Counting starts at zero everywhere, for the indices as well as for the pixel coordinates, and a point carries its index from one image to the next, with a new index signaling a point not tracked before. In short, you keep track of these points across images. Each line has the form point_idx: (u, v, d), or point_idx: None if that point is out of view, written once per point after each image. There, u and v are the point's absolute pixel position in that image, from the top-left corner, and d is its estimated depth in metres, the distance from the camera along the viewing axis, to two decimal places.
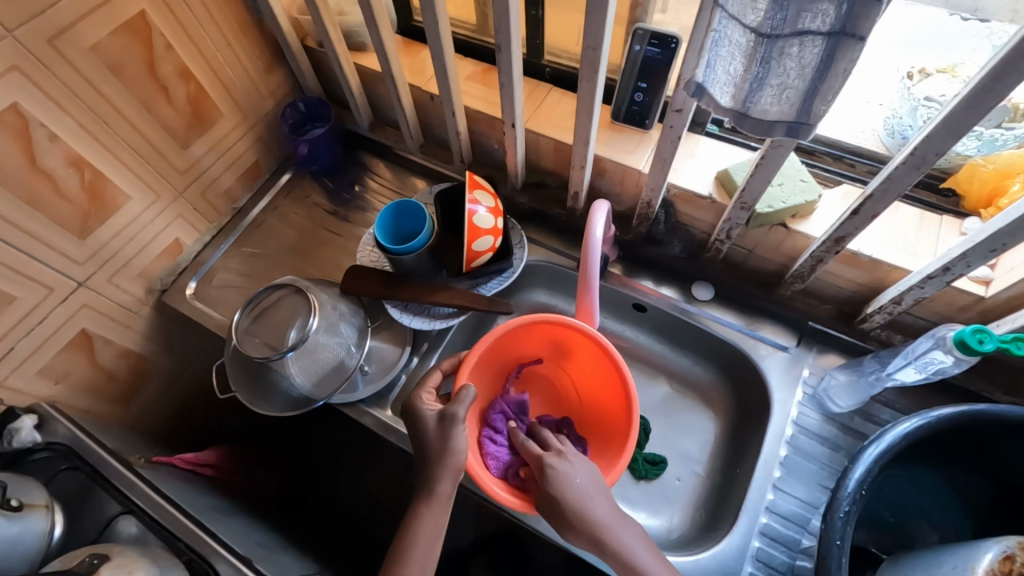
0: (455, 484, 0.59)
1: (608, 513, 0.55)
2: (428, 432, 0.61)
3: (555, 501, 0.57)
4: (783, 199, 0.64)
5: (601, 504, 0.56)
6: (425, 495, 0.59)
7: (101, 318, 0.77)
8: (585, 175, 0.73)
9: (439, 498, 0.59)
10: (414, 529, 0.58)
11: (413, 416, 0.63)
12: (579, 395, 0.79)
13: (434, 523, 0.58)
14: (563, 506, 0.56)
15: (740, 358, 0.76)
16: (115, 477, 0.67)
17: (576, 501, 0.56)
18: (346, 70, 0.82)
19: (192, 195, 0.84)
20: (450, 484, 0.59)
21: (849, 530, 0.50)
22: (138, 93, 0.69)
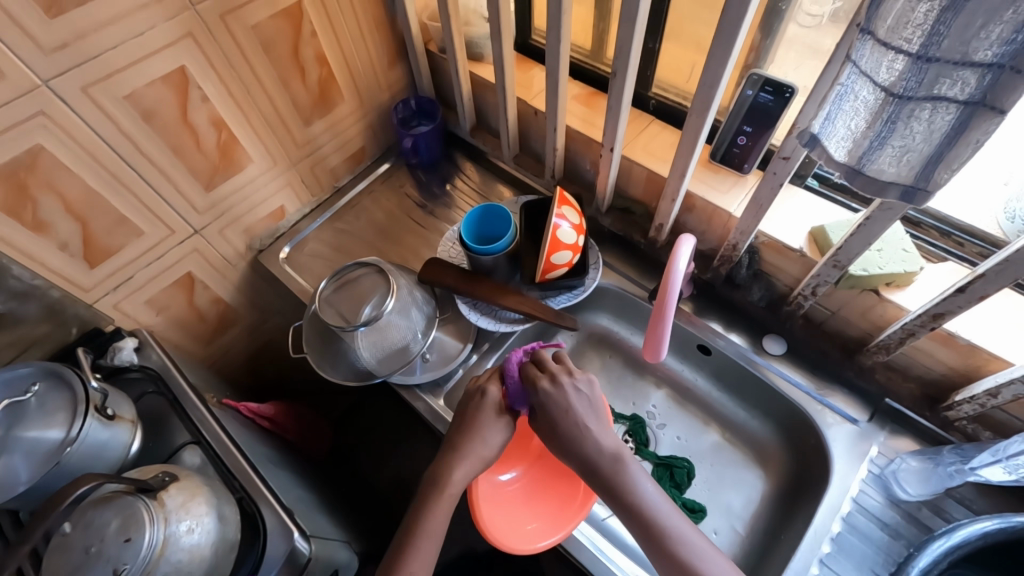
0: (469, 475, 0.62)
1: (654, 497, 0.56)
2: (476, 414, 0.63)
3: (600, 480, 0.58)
4: (880, 265, 0.62)
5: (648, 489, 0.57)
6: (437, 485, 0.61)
7: (205, 264, 0.85)
8: (673, 208, 0.73)
9: (450, 492, 0.61)
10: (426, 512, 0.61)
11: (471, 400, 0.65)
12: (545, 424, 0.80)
13: (440, 520, 0.61)
14: (616, 494, 0.57)
15: (804, 420, 0.73)
16: (191, 408, 0.74)
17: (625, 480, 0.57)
18: (462, 76, 0.87)
19: (303, 168, 0.91)
20: (465, 476, 0.62)
21: None
22: (280, 71, 0.77)
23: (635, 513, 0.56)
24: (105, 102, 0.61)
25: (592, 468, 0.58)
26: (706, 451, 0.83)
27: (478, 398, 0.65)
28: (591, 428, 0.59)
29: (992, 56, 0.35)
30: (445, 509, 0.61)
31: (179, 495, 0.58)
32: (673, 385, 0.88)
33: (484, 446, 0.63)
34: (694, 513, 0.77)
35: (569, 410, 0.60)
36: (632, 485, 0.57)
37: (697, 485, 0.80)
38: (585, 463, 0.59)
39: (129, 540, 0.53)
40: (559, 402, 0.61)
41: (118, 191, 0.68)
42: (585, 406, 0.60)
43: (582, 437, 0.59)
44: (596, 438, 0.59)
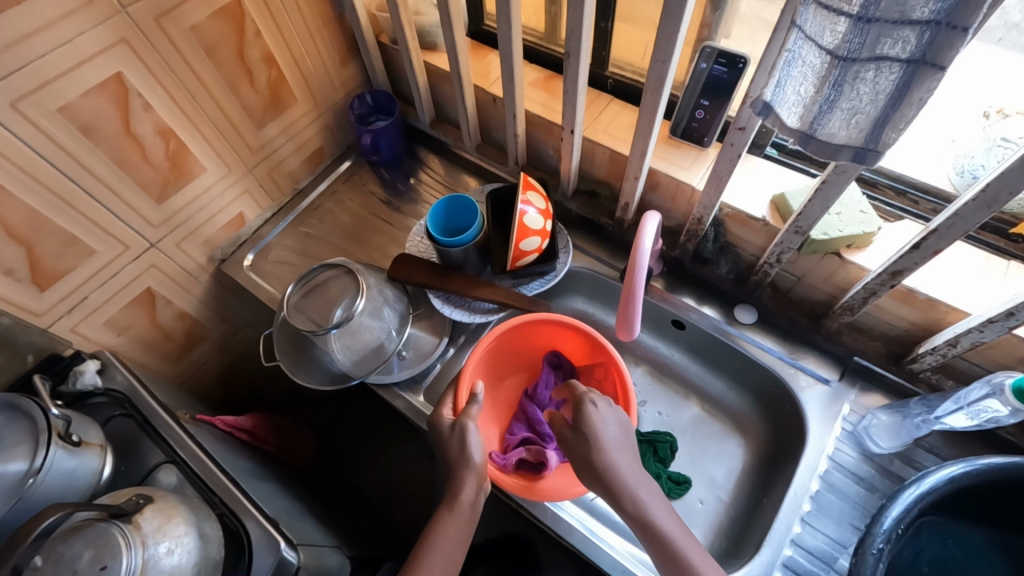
0: (477, 491, 0.61)
1: (672, 525, 0.51)
2: (446, 440, 0.64)
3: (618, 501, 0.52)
4: (840, 228, 0.63)
5: (665, 514, 0.51)
6: (448, 501, 0.60)
7: (165, 279, 0.83)
8: (637, 187, 0.74)
9: (461, 505, 0.60)
10: (437, 531, 0.58)
11: (432, 428, 0.67)
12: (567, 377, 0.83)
13: (456, 533, 0.58)
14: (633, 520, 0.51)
15: (779, 386, 0.75)
16: (162, 427, 0.72)
17: (643, 506, 0.51)
18: (416, 67, 0.85)
19: (260, 173, 0.88)
20: (472, 491, 0.60)
21: (881, 568, 0.49)
22: (225, 73, 0.74)
23: (654, 540, 0.50)
24: (39, 116, 0.58)
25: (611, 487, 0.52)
26: (687, 424, 0.84)
27: (461, 427, 0.63)
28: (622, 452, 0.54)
29: (929, 14, 0.35)
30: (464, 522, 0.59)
31: (156, 518, 0.57)
32: (651, 363, 0.89)
33: (478, 465, 0.62)
34: (679, 485, 0.78)
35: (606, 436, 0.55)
36: (651, 516, 0.51)
37: (680, 458, 0.81)
38: (607, 486, 0.53)
39: (105, 568, 0.51)
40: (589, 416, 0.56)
41: (62, 209, 0.65)
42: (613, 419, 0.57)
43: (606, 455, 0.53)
44: (617, 457, 0.53)
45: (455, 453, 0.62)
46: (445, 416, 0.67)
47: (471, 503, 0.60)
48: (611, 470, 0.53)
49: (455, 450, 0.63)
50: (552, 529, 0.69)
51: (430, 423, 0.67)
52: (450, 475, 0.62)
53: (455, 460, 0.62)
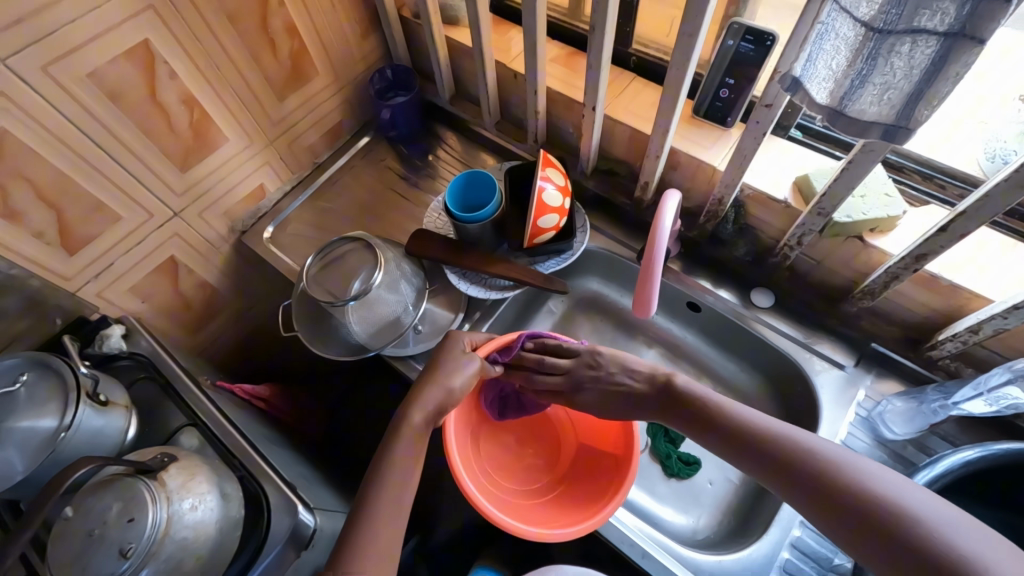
0: (426, 420, 0.62)
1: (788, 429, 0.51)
2: (451, 354, 0.68)
3: (738, 440, 0.53)
4: (864, 210, 0.62)
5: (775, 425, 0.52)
6: (396, 426, 0.61)
7: (188, 248, 0.85)
8: (657, 165, 0.73)
9: (410, 428, 0.60)
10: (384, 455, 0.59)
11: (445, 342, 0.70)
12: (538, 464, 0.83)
13: (405, 453, 0.59)
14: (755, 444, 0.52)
15: (794, 370, 0.75)
16: (184, 392, 0.74)
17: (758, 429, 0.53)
18: (438, 42, 0.85)
19: (281, 146, 0.89)
20: (421, 417, 0.61)
21: None
22: (248, 42, 0.74)
23: (785, 470, 0.48)
24: (68, 80, 0.59)
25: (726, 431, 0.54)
26: None
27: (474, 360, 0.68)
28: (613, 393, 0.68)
29: None
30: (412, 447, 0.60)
31: (179, 475, 0.58)
32: (664, 345, 0.89)
33: (452, 389, 0.65)
34: (689, 465, 0.79)
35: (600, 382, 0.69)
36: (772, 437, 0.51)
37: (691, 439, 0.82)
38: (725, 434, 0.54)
39: (133, 520, 0.53)
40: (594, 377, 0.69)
41: (89, 174, 0.67)
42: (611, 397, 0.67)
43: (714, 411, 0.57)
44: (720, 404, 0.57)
45: (452, 369, 0.66)
46: (465, 340, 0.71)
47: (415, 428, 0.61)
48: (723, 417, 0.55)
49: (437, 369, 0.66)
50: None
51: (449, 334, 0.71)
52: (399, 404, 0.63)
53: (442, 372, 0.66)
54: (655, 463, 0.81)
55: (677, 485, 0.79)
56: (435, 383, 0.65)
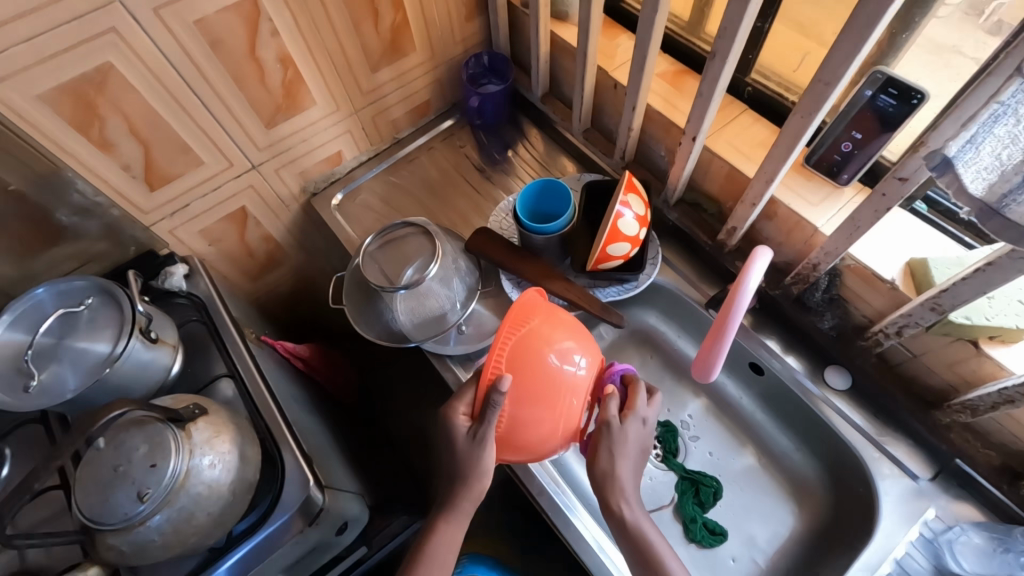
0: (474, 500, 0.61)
1: (657, 537, 0.57)
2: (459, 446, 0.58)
3: (622, 528, 0.58)
4: (988, 315, 0.53)
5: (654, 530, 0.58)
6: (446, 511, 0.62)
7: (259, 201, 0.87)
8: (752, 213, 0.66)
9: (459, 514, 0.62)
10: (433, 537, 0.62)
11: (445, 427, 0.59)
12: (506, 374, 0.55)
13: (450, 536, 0.62)
14: (627, 530, 0.57)
15: (855, 465, 0.67)
16: (229, 341, 0.76)
17: (637, 524, 0.57)
18: (541, 36, 0.80)
19: (365, 117, 0.87)
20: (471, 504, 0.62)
21: None
22: (353, 11, 0.72)
23: (638, 552, 0.57)
24: (176, 26, 0.60)
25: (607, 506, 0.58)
26: (737, 473, 0.78)
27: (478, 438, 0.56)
28: (631, 466, 0.57)
29: None
30: (455, 525, 0.62)
31: (206, 430, 0.59)
32: (713, 398, 0.83)
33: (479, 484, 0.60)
34: (713, 535, 0.73)
35: (620, 457, 0.57)
36: (645, 531, 0.57)
37: (722, 506, 0.76)
38: (602, 488, 0.57)
39: (155, 466, 0.55)
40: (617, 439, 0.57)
41: (183, 118, 0.69)
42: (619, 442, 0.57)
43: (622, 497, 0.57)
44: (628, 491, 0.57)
45: (465, 451, 0.58)
46: (459, 418, 0.59)
47: (466, 510, 0.62)
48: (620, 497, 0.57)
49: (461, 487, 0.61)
50: (564, 534, 0.68)
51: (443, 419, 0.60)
52: (457, 481, 0.61)
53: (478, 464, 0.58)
54: (677, 522, 0.76)
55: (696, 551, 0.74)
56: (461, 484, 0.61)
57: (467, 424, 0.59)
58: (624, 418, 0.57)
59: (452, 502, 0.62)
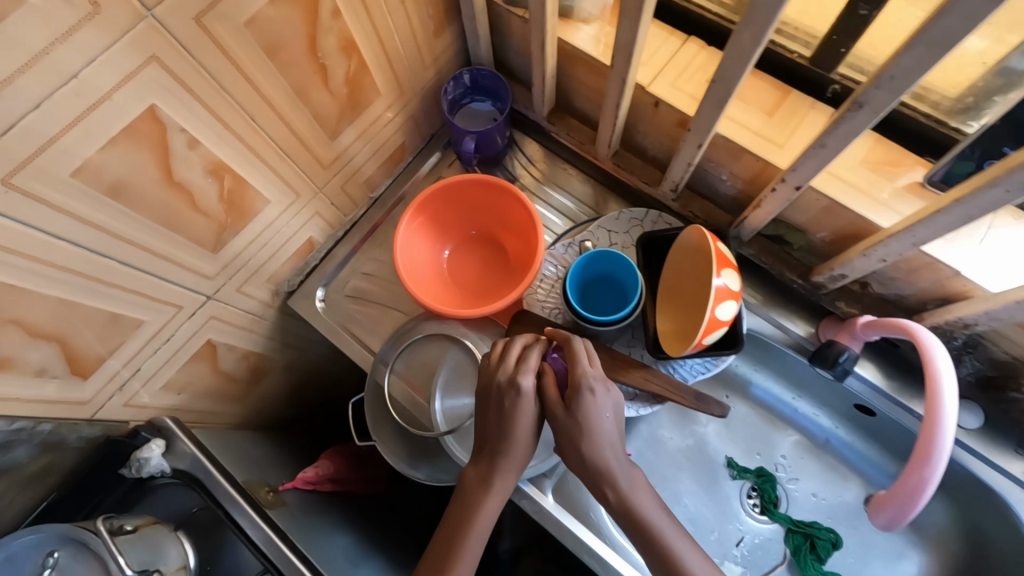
0: (510, 468, 0.52)
1: (669, 526, 0.48)
2: (494, 405, 0.52)
3: (645, 541, 0.48)
4: None
5: (664, 518, 0.49)
6: (475, 481, 0.52)
7: (226, 327, 0.67)
8: (873, 265, 0.53)
9: (494, 480, 0.51)
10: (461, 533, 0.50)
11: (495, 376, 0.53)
12: (510, 228, 0.69)
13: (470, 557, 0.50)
14: (642, 533, 0.48)
15: (990, 505, 0.61)
16: (250, 527, 0.62)
17: (661, 532, 0.48)
18: (548, 50, 0.60)
19: (332, 190, 0.67)
20: (509, 468, 0.52)
21: None
22: (294, 78, 0.51)
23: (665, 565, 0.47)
24: (46, 189, 0.39)
25: (613, 491, 0.49)
26: (849, 513, 0.71)
27: (511, 394, 0.51)
28: (617, 452, 0.50)
29: None
30: (481, 526, 0.50)
31: None
32: (804, 434, 0.75)
33: (516, 438, 0.51)
34: None
35: (599, 421, 0.50)
36: (674, 538, 0.48)
37: (842, 554, 0.70)
38: (599, 482, 0.50)
39: None
40: (589, 412, 0.50)
41: (96, 290, 0.48)
42: (605, 406, 0.51)
43: (613, 465, 0.50)
44: (618, 465, 0.50)
45: (510, 431, 0.51)
46: (516, 353, 0.53)
47: (502, 487, 0.51)
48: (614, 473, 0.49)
49: (474, 479, 0.52)
50: None
51: (488, 365, 0.54)
52: (480, 450, 0.53)
53: (498, 433, 0.52)
54: None
55: None
56: (510, 452, 0.52)
57: (509, 363, 0.52)
58: (585, 382, 0.51)
59: (483, 473, 0.52)
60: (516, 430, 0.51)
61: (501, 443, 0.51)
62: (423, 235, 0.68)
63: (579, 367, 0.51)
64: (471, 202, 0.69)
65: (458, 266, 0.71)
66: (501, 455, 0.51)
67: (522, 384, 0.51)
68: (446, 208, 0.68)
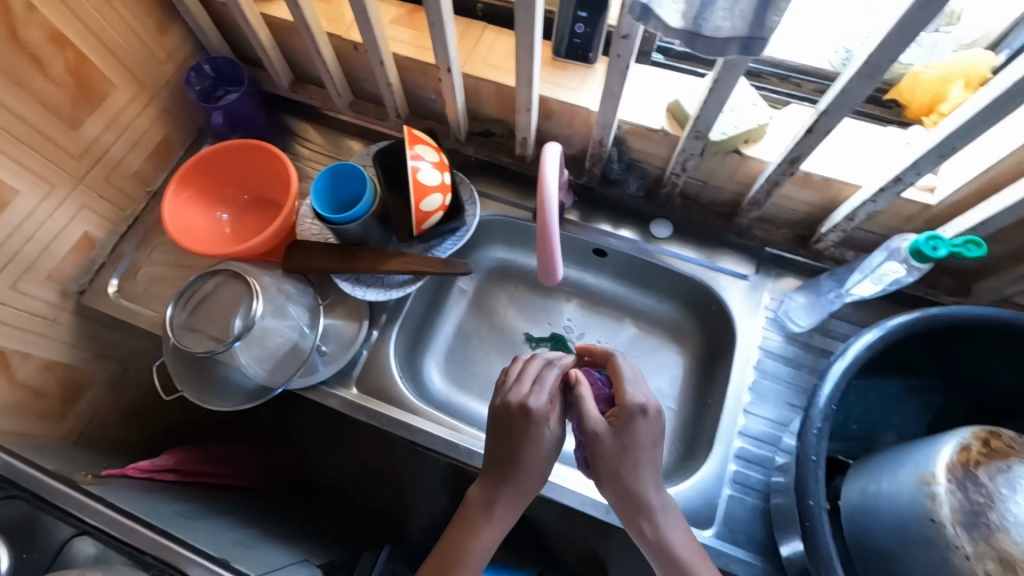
0: (542, 476, 0.55)
1: (682, 538, 0.52)
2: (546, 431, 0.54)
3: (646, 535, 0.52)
4: (736, 124, 0.61)
5: (675, 529, 0.52)
6: (473, 507, 0.54)
7: (9, 331, 0.67)
8: (531, 118, 0.68)
9: (484, 502, 0.54)
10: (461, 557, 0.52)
11: (514, 387, 0.57)
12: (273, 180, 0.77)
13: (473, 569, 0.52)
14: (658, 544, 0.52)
15: (702, 290, 0.78)
16: (62, 499, 0.62)
17: (659, 529, 0.52)
18: (254, 23, 0.72)
19: (95, 182, 0.73)
20: (512, 508, 0.54)
21: (824, 446, 0.48)
22: (6, 68, 0.58)
23: (666, 559, 0.51)
24: None
25: (640, 504, 0.52)
26: (626, 346, 0.85)
27: (519, 408, 0.54)
28: (651, 467, 0.53)
29: None
30: (478, 551, 0.52)
31: None
32: (579, 297, 0.88)
33: (544, 448, 0.54)
34: None
35: (634, 433, 0.52)
36: (666, 533, 0.52)
37: None
38: (631, 498, 0.52)
39: None
40: (636, 429, 0.52)
41: None
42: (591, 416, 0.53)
43: (638, 481, 0.52)
44: (642, 480, 0.52)
45: (546, 451, 0.54)
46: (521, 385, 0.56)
47: (492, 509, 0.53)
48: (643, 490, 0.52)
49: (477, 499, 0.54)
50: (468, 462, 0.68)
51: (510, 383, 0.57)
52: (494, 480, 0.54)
53: (514, 457, 0.54)
54: None
55: None
56: (507, 476, 0.54)
57: (531, 391, 0.56)
58: (632, 403, 0.53)
59: (480, 494, 0.54)
60: (541, 451, 0.54)
61: (514, 466, 0.54)
62: (193, 209, 0.75)
63: (631, 389, 0.55)
64: (228, 170, 0.76)
65: (241, 227, 0.79)
66: (508, 480, 0.54)
67: (532, 405, 0.54)
68: (209, 181, 0.76)
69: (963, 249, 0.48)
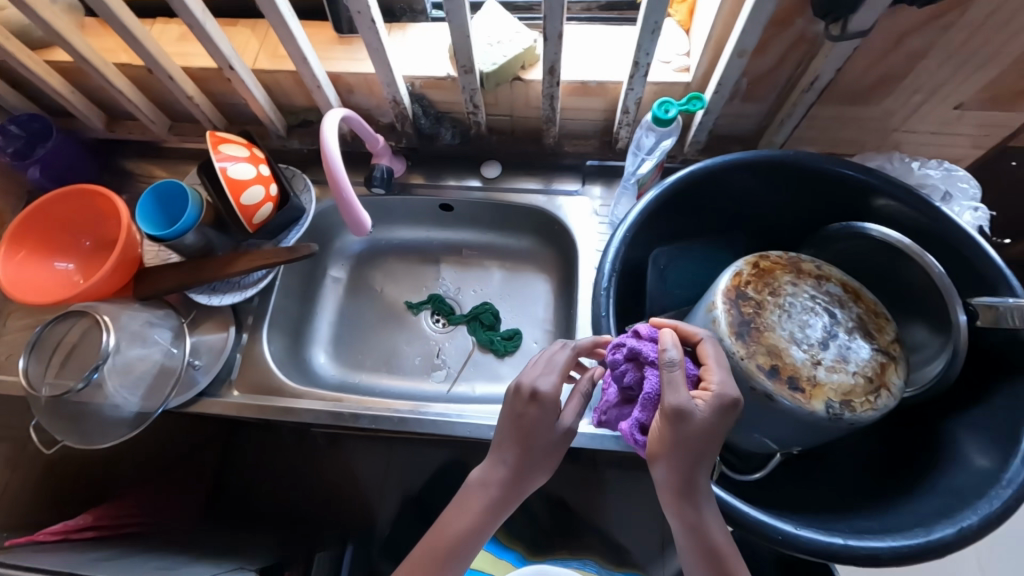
0: (557, 459, 0.50)
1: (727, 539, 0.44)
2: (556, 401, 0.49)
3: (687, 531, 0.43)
4: (504, 54, 0.66)
5: (720, 530, 0.44)
6: (473, 486, 0.50)
7: None
8: (327, 94, 0.72)
9: (488, 484, 0.49)
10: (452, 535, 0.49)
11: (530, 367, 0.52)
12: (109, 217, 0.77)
13: (466, 547, 0.48)
14: (698, 542, 0.43)
15: (543, 215, 0.83)
16: None
17: (705, 530, 0.43)
18: (40, 71, 0.72)
19: None
20: (525, 487, 0.49)
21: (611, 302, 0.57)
22: None
23: (709, 563, 0.43)
24: None
25: (674, 500, 0.43)
26: (500, 287, 0.90)
27: (527, 391, 0.49)
28: (707, 464, 0.42)
29: None
30: (473, 535, 0.48)
31: None
32: (450, 255, 0.93)
33: (558, 436, 0.49)
34: (511, 339, 0.84)
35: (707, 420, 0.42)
36: (712, 533, 0.43)
37: (505, 317, 0.87)
38: (678, 492, 0.42)
39: None
40: (698, 421, 0.41)
41: None
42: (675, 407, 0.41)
43: (697, 475, 0.42)
44: (698, 475, 0.42)
45: (555, 434, 0.49)
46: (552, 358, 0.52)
47: (495, 492, 0.49)
48: (691, 483, 0.42)
49: (477, 479, 0.50)
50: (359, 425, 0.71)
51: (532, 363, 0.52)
52: (503, 467, 0.49)
53: (523, 441, 0.48)
54: (485, 354, 0.85)
55: (512, 360, 0.84)
56: (515, 461, 0.48)
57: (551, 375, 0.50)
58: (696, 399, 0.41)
59: (483, 475, 0.50)
60: (550, 435, 0.48)
61: (518, 450, 0.48)
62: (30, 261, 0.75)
63: (713, 375, 0.44)
64: (61, 217, 0.76)
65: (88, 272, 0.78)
66: (513, 464, 0.48)
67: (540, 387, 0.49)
68: (44, 232, 0.76)
69: (688, 105, 0.62)
